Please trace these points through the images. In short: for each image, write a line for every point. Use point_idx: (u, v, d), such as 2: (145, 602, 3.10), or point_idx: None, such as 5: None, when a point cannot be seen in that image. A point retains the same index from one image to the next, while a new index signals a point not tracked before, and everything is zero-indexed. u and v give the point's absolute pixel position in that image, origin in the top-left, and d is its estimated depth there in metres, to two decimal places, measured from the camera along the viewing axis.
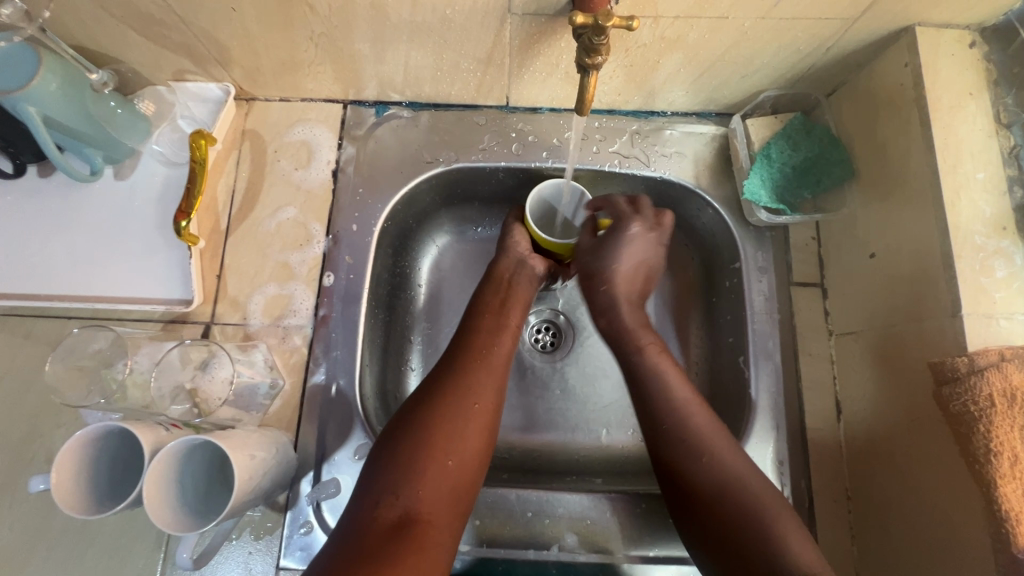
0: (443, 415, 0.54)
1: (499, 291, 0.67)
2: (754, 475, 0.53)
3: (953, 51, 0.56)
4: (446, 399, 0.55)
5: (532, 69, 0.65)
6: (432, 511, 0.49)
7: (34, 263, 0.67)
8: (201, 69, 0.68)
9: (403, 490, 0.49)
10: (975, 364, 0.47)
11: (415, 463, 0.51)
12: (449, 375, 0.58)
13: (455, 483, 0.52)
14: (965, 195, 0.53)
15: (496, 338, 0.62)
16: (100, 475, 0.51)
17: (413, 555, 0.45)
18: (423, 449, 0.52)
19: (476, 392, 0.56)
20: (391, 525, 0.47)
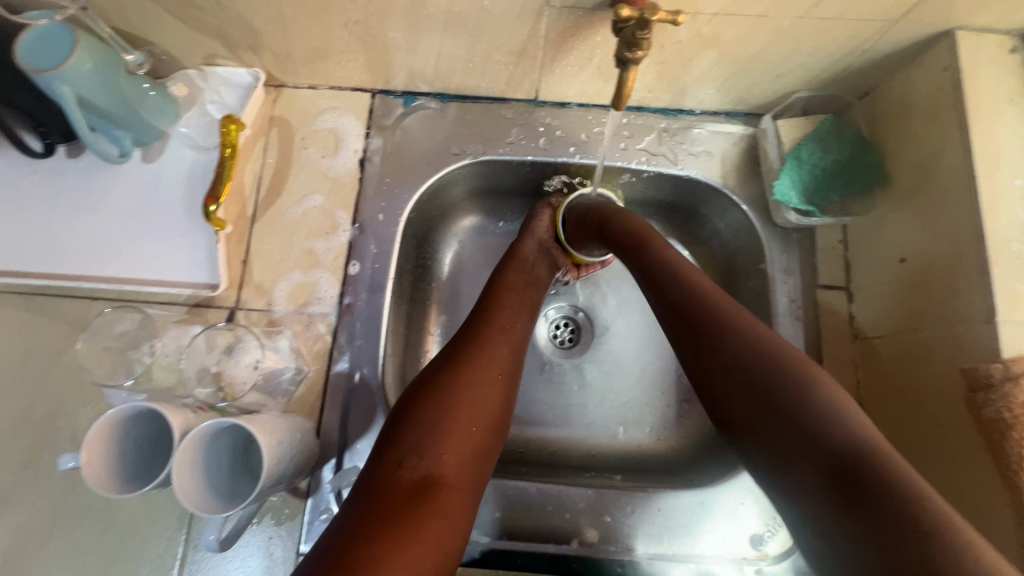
0: (468, 382, 0.54)
1: (524, 270, 0.67)
2: (786, 345, 0.49)
3: (993, 56, 0.56)
4: (471, 369, 0.55)
5: (564, 63, 0.65)
6: (455, 475, 0.50)
7: (62, 243, 0.67)
8: (232, 54, 0.68)
9: (426, 452, 0.49)
10: (1010, 371, 0.47)
11: (438, 428, 0.51)
12: (472, 342, 0.58)
13: (477, 449, 0.52)
14: (1003, 202, 0.52)
15: (518, 317, 0.63)
16: (129, 455, 0.52)
17: (437, 518, 0.46)
18: (448, 414, 0.52)
19: (498, 360, 0.57)
20: (416, 483, 0.47)
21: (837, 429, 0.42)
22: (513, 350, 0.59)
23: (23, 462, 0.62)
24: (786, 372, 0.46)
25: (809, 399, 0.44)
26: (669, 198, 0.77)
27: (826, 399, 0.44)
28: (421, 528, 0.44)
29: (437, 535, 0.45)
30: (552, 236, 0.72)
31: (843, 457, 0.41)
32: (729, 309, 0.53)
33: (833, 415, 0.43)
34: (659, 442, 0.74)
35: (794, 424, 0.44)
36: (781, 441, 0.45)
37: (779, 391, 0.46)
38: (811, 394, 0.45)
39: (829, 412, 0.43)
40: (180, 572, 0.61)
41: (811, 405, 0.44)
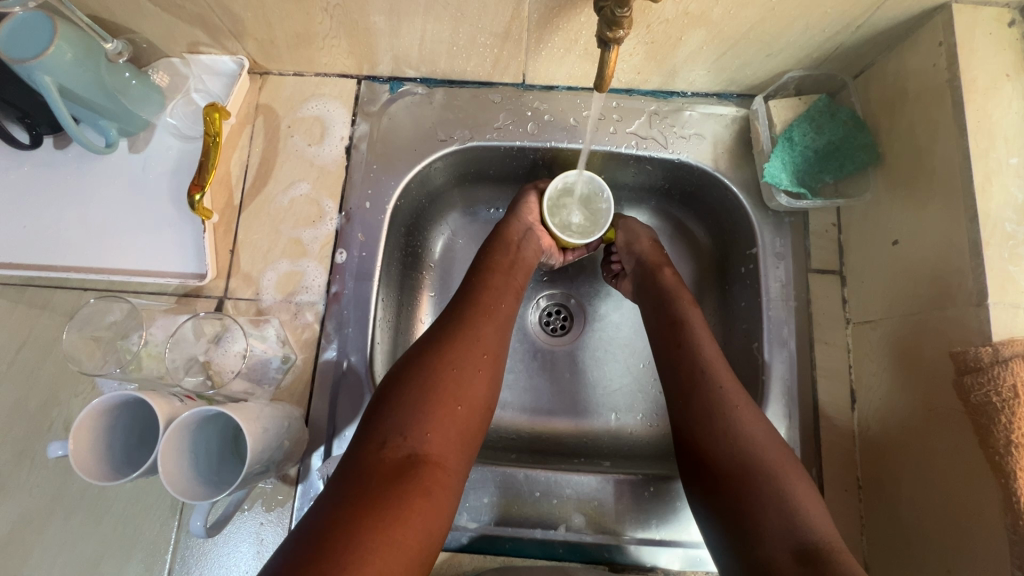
0: (454, 360, 0.54)
1: (509, 252, 0.67)
2: (778, 446, 0.53)
3: (991, 30, 0.54)
4: (455, 349, 0.55)
5: (550, 45, 0.63)
6: (440, 452, 0.50)
7: (52, 234, 0.67)
8: (215, 41, 0.67)
9: (411, 432, 0.50)
10: (1000, 354, 0.46)
11: (423, 407, 0.51)
12: (459, 321, 0.58)
13: (463, 426, 0.52)
14: (997, 181, 0.51)
15: (504, 296, 0.62)
16: (117, 443, 0.52)
17: (421, 497, 0.46)
18: (433, 395, 0.52)
19: (484, 341, 0.57)
20: (401, 463, 0.48)
21: (803, 527, 0.48)
22: (499, 328, 0.59)
23: (18, 450, 0.64)
24: (770, 476, 0.51)
25: (782, 498, 0.50)
26: (661, 182, 0.76)
27: (790, 493, 0.50)
28: (407, 508, 0.45)
29: (422, 516, 0.46)
30: (539, 218, 0.71)
31: (809, 550, 0.47)
32: (705, 352, 0.59)
33: (799, 519, 0.49)
34: (653, 427, 0.74)
35: (766, 512, 0.50)
36: (752, 530, 0.50)
37: (757, 471, 0.52)
38: (777, 484, 0.51)
39: (796, 505, 0.50)
40: (173, 557, 0.61)
41: (783, 495, 0.50)
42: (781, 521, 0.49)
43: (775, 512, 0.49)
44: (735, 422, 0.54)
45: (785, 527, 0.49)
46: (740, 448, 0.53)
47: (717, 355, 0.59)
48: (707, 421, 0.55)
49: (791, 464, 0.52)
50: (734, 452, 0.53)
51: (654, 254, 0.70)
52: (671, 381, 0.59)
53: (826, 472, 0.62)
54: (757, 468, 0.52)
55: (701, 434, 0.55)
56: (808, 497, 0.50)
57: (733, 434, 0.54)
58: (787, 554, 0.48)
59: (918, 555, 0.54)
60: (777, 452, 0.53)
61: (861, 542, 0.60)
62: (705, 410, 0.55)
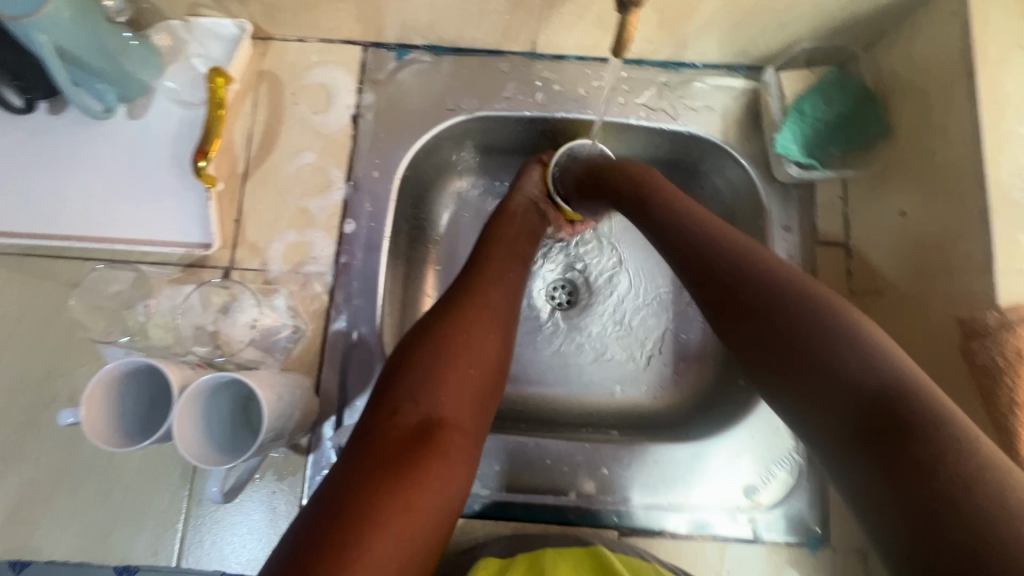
0: (463, 328, 0.54)
1: (514, 224, 0.67)
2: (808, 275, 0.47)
3: (1005, 0, 0.54)
4: (464, 313, 0.55)
5: (563, 11, 0.63)
6: (454, 415, 0.50)
7: (51, 202, 0.66)
8: (216, 3, 0.65)
9: (423, 397, 0.50)
10: (1006, 318, 0.48)
11: (434, 372, 0.51)
12: (467, 290, 0.58)
13: (475, 392, 0.52)
14: (1007, 150, 0.51)
15: (511, 266, 0.63)
16: (129, 410, 0.52)
17: (435, 462, 0.46)
18: (445, 363, 0.52)
19: (491, 307, 0.57)
20: (413, 430, 0.48)
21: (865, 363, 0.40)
22: (505, 298, 0.59)
23: (22, 421, 0.63)
24: (825, 310, 0.44)
25: (843, 332, 0.42)
26: (669, 154, 0.75)
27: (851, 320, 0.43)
28: (422, 475, 0.45)
29: (439, 479, 0.46)
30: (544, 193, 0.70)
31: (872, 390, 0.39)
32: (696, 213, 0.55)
33: (867, 356, 0.40)
34: (658, 397, 0.75)
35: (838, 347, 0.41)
36: (802, 385, 0.43)
37: (796, 323, 0.44)
38: (814, 303, 0.44)
39: (857, 333, 0.42)
40: (185, 525, 0.61)
41: (841, 331, 0.42)
42: (848, 346, 0.41)
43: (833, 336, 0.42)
44: (765, 273, 0.48)
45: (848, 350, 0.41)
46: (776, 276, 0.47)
47: (714, 219, 0.55)
48: (728, 266, 0.50)
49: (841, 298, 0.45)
50: (757, 282, 0.47)
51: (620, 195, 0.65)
52: (675, 246, 0.54)
53: None
54: (801, 308, 0.45)
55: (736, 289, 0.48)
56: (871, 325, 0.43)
57: (754, 266, 0.48)
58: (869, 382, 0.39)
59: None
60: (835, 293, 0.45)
61: None
62: (736, 270, 0.49)
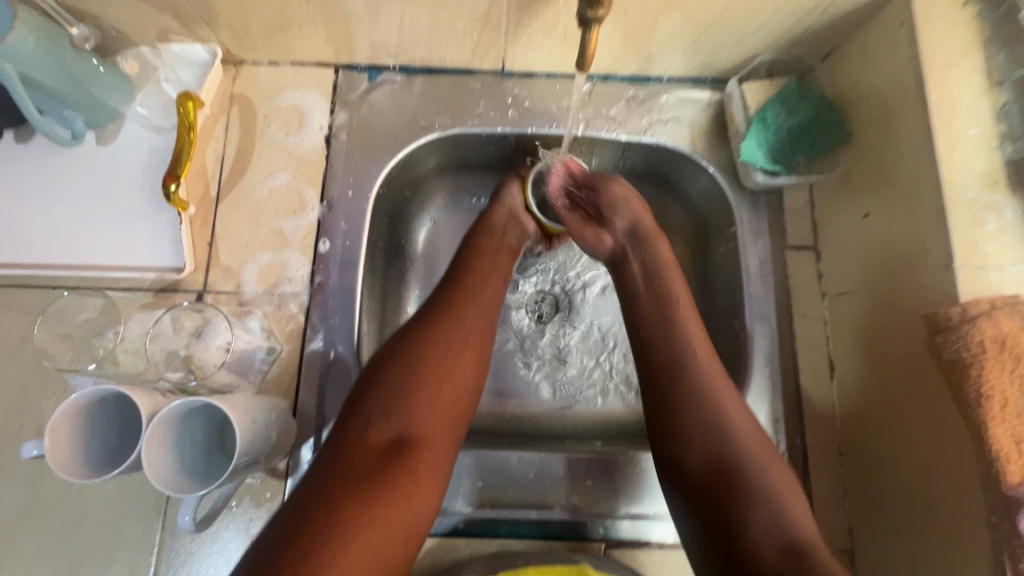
0: (438, 341, 0.53)
1: (494, 237, 0.67)
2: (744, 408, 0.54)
3: (947, 10, 0.56)
4: (441, 328, 0.55)
5: (529, 29, 0.64)
6: (427, 433, 0.50)
7: (17, 230, 0.65)
8: (186, 29, 0.65)
9: (395, 414, 0.49)
10: (967, 313, 0.48)
11: (408, 389, 0.50)
12: (443, 302, 0.57)
13: (448, 411, 0.51)
14: (958, 151, 0.53)
15: (490, 280, 0.62)
16: (94, 442, 0.50)
17: (405, 482, 0.46)
18: (417, 381, 0.51)
19: (469, 322, 0.56)
20: (383, 451, 0.47)
21: (787, 522, 0.47)
22: (480, 310, 0.58)
23: None
24: (755, 475, 0.50)
25: (771, 491, 0.49)
26: (640, 166, 0.77)
27: (779, 495, 0.49)
28: (389, 494, 0.44)
29: (407, 500, 0.45)
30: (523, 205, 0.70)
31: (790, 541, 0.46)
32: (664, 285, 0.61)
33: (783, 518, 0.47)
34: (641, 406, 0.75)
35: (753, 510, 0.48)
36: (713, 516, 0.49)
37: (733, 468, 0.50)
38: (761, 483, 0.49)
39: (784, 514, 0.48)
40: (158, 559, 0.59)
41: (720, 419, 0.52)
42: (768, 518, 0.47)
43: (764, 508, 0.48)
44: (710, 386, 0.54)
45: (772, 526, 0.47)
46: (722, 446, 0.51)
47: (684, 297, 0.60)
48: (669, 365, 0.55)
49: (774, 459, 0.51)
50: (711, 431, 0.52)
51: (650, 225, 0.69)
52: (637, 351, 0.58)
53: (808, 440, 0.64)
54: (738, 461, 0.50)
55: (677, 385, 0.54)
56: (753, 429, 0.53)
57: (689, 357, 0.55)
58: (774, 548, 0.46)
59: (887, 531, 0.58)
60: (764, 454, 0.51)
61: (846, 506, 0.63)
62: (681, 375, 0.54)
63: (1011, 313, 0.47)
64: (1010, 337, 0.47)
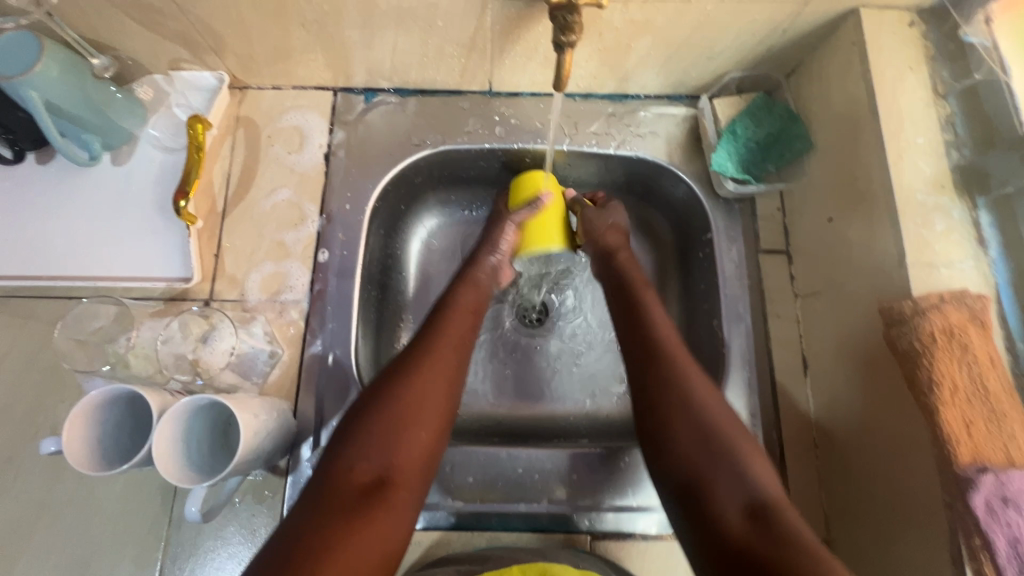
0: (424, 381, 0.55)
1: (481, 280, 0.68)
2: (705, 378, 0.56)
3: (894, 30, 0.61)
4: (425, 371, 0.56)
5: (513, 53, 0.69)
6: (405, 474, 0.51)
7: (38, 245, 0.69)
8: (196, 57, 0.71)
9: (377, 454, 0.50)
10: (919, 307, 0.52)
11: (391, 429, 0.52)
12: (431, 340, 0.59)
13: (427, 451, 0.53)
14: (908, 157, 0.58)
15: (474, 324, 0.64)
16: (109, 438, 0.54)
17: (382, 516, 0.47)
18: (403, 422, 0.52)
19: (452, 366, 0.58)
20: (367, 488, 0.48)
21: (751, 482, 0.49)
22: (462, 348, 0.60)
23: (5, 458, 0.64)
24: (723, 444, 0.51)
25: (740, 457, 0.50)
26: (621, 177, 0.81)
27: (745, 460, 0.50)
28: (366, 528, 0.46)
29: (382, 534, 0.46)
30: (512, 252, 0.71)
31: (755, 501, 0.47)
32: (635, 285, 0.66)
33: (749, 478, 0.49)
34: (626, 406, 0.78)
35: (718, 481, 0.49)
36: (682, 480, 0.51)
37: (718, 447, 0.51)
38: (733, 453, 0.50)
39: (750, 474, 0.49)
40: (165, 554, 0.62)
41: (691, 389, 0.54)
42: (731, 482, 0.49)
43: (727, 472, 0.50)
44: (684, 371, 0.56)
45: (736, 487, 0.48)
46: (694, 417, 0.53)
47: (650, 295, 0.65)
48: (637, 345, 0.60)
49: (743, 431, 0.52)
50: (678, 388, 0.55)
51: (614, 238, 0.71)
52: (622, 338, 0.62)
53: (784, 434, 0.67)
54: (717, 437, 0.51)
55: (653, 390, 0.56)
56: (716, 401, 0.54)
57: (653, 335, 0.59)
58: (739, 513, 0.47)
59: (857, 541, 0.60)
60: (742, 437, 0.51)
61: (821, 498, 0.65)
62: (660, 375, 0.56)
63: (958, 307, 0.51)
64: (957, 328, 0.50)
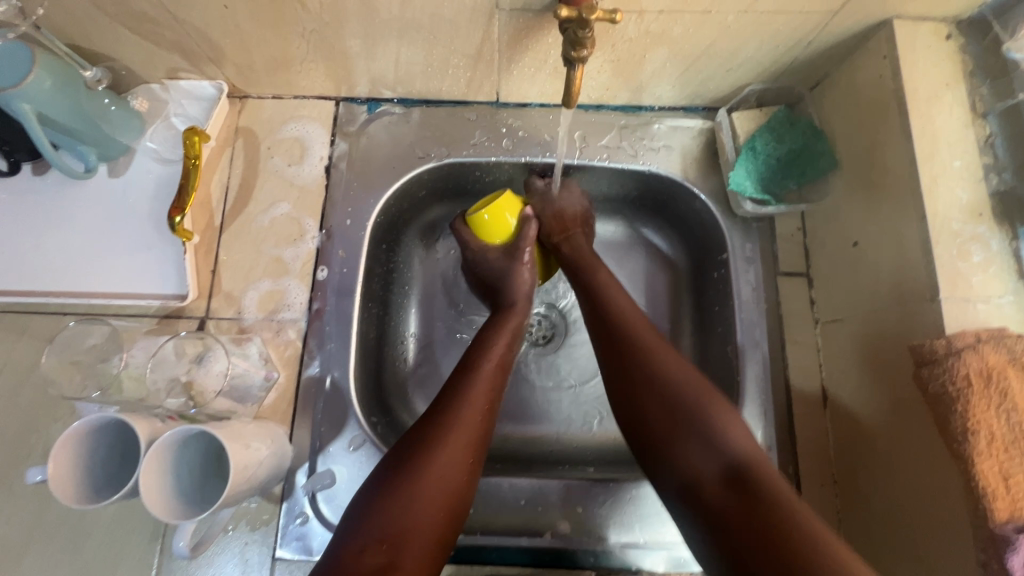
0: (440, 453, 0.51)
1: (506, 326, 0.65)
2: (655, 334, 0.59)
3: (930, 43, 0.57)
4: (448, 435, 0.53)
5: (521, 64, 0.66)
6: (415, 555, 0.47)
7: (32, 259, 0.68)
8: (193, 66, 0.68)
9: (391, 535, 0.47)
10: (952, 346, 0.48)
11: (407, 502, 0.48)
12: (450, 404, 0.55)
13: (439, 529, 0.49)
14: (943, 182, 0.54)
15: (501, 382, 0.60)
16: (97, 465, 0.52)
17: None
18: (415, 499, 0.49)
19: (469, 427, 0.54)
20: (378, 573, 0.45)
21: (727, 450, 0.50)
22: (484, 411, 0.56)
23: None
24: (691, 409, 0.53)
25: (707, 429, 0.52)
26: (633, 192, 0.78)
27: (715, 428, 0.51)
28: None
29: None
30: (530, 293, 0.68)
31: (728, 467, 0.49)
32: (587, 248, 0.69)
33: (716, 436, 0.51)
34: None
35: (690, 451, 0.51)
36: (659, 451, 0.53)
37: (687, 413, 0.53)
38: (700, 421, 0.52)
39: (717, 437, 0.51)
40: None
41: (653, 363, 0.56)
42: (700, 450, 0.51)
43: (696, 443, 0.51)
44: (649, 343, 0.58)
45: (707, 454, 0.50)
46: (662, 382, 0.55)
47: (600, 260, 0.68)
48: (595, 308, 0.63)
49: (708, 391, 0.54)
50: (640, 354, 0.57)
51: (575, 222, 0.71)
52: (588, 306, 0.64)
53: (801, 469, 0.64)
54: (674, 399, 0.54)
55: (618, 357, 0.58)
56: (672, 360, 0.57)
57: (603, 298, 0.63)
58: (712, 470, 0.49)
59: None
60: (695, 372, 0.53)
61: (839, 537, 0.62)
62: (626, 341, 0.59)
63: (995, 347, 0.47)
64: (996, 372, 0.46)
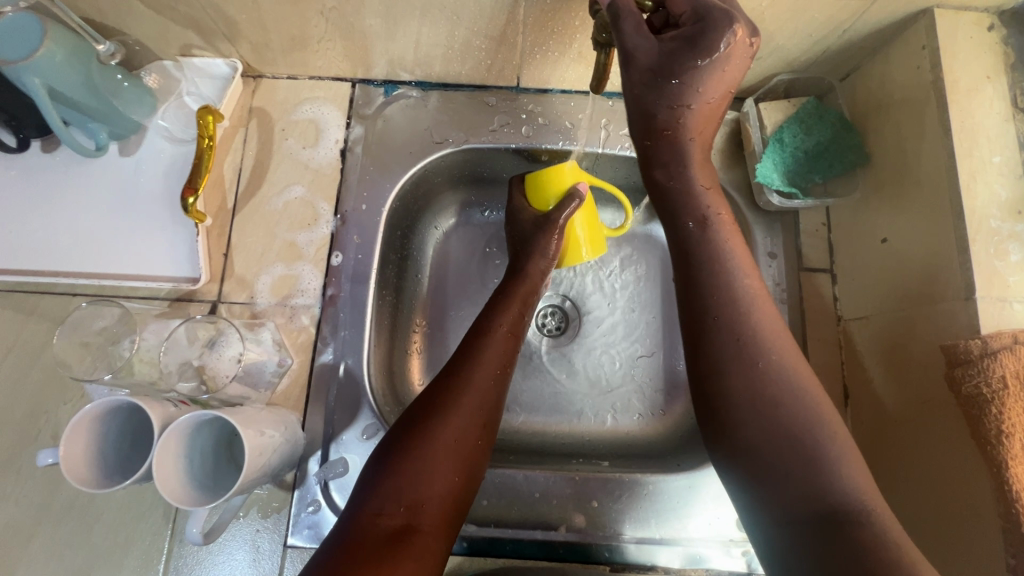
0: (451, 416, 0.51)
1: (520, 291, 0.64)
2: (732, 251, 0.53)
3: (971, 34, 0.55)
4: (460, 399, 0.52)
5: (545, 48, 0.64)
6: (432, 514, 0.47)
7: (41, 238, 0.66)
8: (207, 43, 0.66)
9: (408, 497, 0.47)
10: (988, 347, 0.47)
11: (422, 463, 0.48)
12: (461, 369, 0.55)
13: (456, 490, 0.49)
14: (981, 178, 0.52)
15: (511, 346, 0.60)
16: (109, 450, 0.51)
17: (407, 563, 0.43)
18: (430, 461, 0.48)
19: (483, 390, 0.54)
20: (396, 534, 0.45)
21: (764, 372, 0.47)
22: (495, 375, 0.56)
23: (5, 460, 0.62)
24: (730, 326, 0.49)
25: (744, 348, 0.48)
26: None
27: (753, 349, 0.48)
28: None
29: None
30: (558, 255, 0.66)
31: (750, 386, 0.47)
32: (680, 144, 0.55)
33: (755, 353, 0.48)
34: (649, 425, 0.74)
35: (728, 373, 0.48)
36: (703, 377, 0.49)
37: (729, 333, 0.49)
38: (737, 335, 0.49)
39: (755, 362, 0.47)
40: (167, 566, 0.60)
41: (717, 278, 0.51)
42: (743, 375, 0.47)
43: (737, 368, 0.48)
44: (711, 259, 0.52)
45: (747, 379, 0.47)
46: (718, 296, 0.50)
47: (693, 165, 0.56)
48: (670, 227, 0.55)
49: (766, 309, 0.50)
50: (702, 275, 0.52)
51: (697, 124, 0.53)
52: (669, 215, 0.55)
53: None
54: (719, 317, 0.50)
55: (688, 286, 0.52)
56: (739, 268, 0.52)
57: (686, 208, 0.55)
58: (748, 410, 0.46)
59: None
60: (782, 342, 0.48)
61: None
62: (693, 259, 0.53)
63: None
64: None
